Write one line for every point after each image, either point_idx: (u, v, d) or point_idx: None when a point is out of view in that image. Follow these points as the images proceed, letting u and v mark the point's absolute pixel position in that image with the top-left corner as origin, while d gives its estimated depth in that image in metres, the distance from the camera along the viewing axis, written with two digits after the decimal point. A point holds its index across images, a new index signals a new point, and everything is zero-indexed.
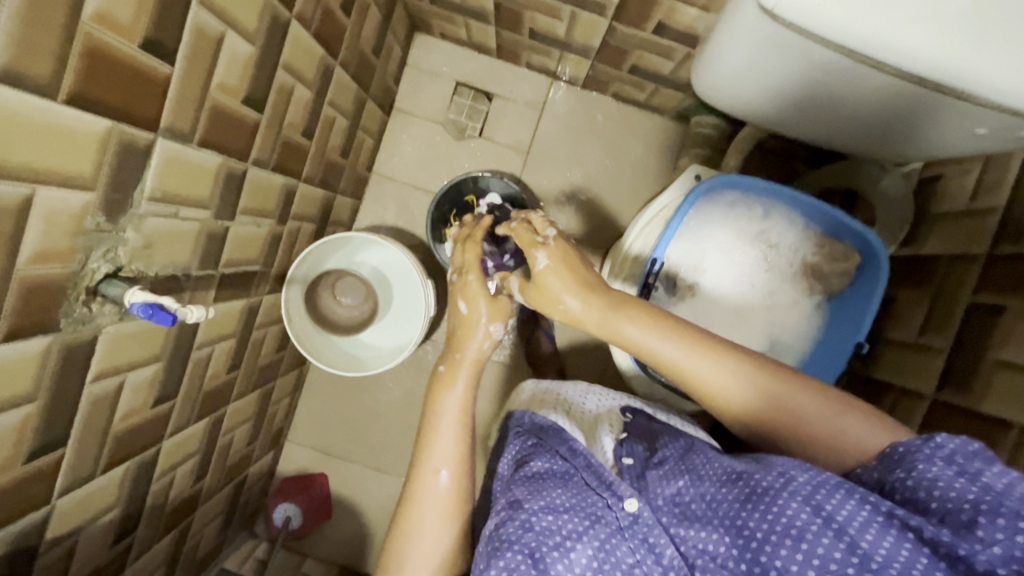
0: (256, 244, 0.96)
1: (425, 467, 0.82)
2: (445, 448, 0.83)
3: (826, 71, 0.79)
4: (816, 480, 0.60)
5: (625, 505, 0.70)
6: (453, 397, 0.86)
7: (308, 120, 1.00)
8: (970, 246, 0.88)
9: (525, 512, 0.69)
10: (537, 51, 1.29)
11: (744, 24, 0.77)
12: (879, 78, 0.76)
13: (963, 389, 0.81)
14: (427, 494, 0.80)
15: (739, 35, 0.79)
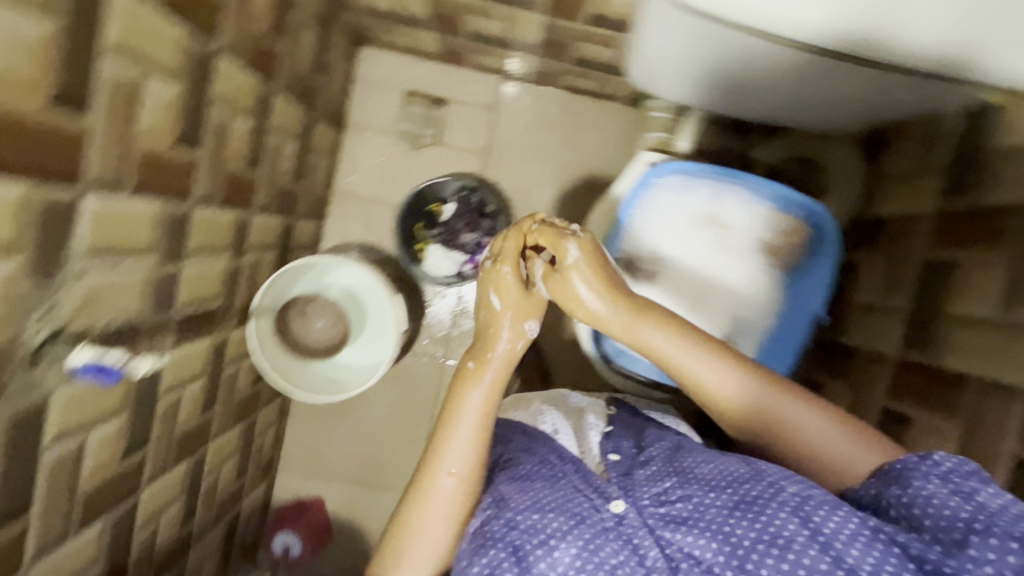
0: (213, 282, 0.95)
1: (433, 467, 0.77)
2: (457, 451, 0.76)
3: (757, 55, 0.78)
4: (804, 493, 0.63)
5: (610, 506, 0.69)
6: (473, 400, 0.78)
7: (251, 149, 0.98)
8: (917, 206, 0.90)
9: (511, 513, 0.70)
10: (482, 51, 1.28)
11: (664, 19, 0.76)
12: (808, 58, 0.75)
13: (925, 347, 0.82)
14: (432, 497, 0.76)
15: (661, 29, 0.78)
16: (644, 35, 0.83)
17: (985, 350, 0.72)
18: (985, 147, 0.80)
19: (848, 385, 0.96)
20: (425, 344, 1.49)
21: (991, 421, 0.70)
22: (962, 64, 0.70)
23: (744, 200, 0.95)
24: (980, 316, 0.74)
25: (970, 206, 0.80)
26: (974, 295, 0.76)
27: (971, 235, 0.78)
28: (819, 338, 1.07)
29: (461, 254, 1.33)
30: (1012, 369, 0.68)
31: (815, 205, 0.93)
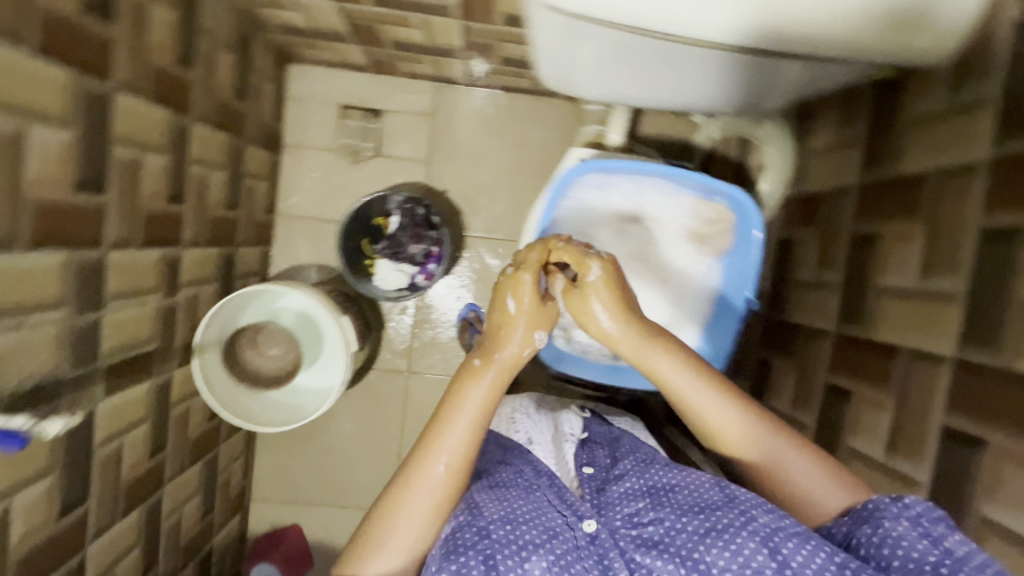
0: (146, 324, 0.93)
1: (426, 453, 0.70)
2: (455, 443, 0.70)
3: (657, 55, 0.74)
4: (775, 524, 0.64)
5: (583, 525, 0.69)
6: (473, 398, 0.72)
7: (172, 185, 0.96)
8: (844, 177, 0.90)
9: (482, 521, 0.67)
10: (410, 59, 1.26)
11: (548, 29, 0.71)
12: (709, 54, 0.71)
13: (856, 320, 0.82)
14: (420, 486, 0.69)
15: (550, 37, 0.73)
16: (567, 57, 0.78)
17: (909, 319, 0.73)
18: (901, 115, 0.80)
19: (795, 362, 0.96)
20: (387, 359, 1.47)
21: (916, 388, 0.70)
22: (869, 57, 0.68)
23: (666, 190, 0.95)
24: (905, 285, 0.74)
25: (891, 176, 0.80)
26: (896, 266, 0.76)
27: (891, 205, 0.79)
28: (766, 317, 1.07)
29: (410, 266, 1.32)
30: (937, 336, 0.68)
31: (729, 186, 0.89)
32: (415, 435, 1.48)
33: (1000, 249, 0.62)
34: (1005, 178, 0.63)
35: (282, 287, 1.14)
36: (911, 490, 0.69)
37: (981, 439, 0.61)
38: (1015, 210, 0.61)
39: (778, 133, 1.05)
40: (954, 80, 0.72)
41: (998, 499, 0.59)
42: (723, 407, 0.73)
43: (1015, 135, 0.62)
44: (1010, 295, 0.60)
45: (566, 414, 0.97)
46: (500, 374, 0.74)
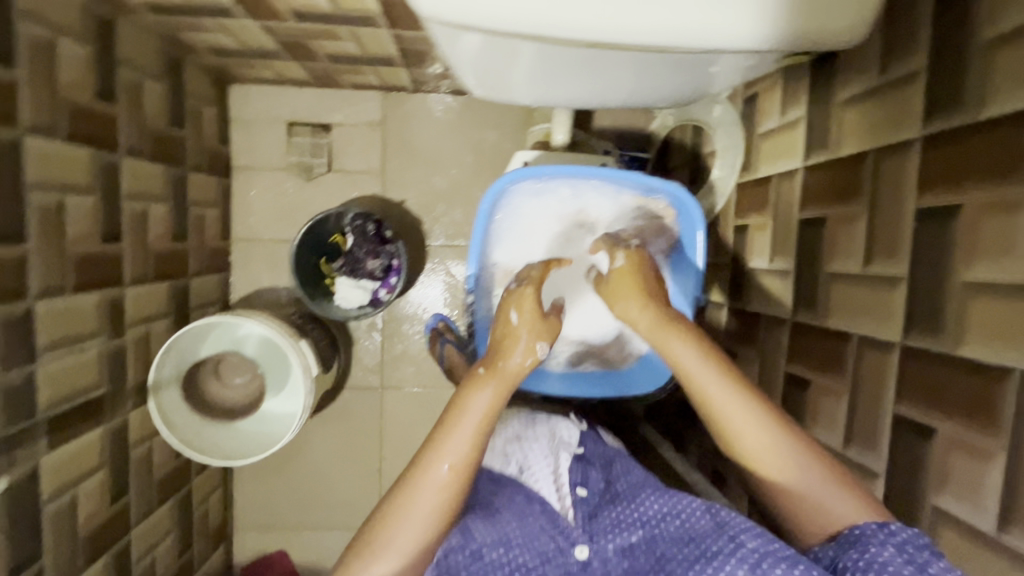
0: (89, 370, 0.91)
1: (433, 454, 0.67)
2: (460, 445, 0.68)
3: (576, 57, 0.70)
4: (764, 549, 0.61)
5: (575, 552, 0.67)
6: (476, 405, 0.69)
7: (103, 224, 0.93)
8: (789, 159, 0.87)
9: (476, 545, 0.66)
10: (349, 71, 1.22)
11: (455, 38, 0.67)
12: (627, 54, 0.67)
13: (809, 307, 0.80)
14: (424, 488, 0.66)
15: (459, 45, 0.69)
16: (511, 73, 0.77)
17: (857, 305, 0.71)
18: (835, 95, 0.77)
19: (757, 351, 0.93)
20: (358, 377, 1.44)
21: (868, 377, 0.68)
22: (772, 48, 0.64)
23: (604, 193, 0.88)
24: (851, 270, 0.72)
25: (830, 158, 0.78)
26: (842, 251, 0.74)
27: (834, 187, 0.76)
28: (731, 307, 1.03)
29: (370, 282, 1.29)
30: (886, 323, 0.66)
31: (663, 182, 0.85)
32: (394, 451, 1.46)
33: (937, 228, 0.60)
34: (935, 156, 0.60)
35: (240, 320, 1.10)
36: (869, 481, 0.67)
37: (932, 428, 0.59)
38: (949, 189, 0.58)
39: (728, 115, 1.03)
40: (881, 55, 0.69)
41: (948, 488, 0.57)
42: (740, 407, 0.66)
43: (941, 111, 0.60)
44: (949, 277, 0.58)
45: (564, 420, 0.89)
46: (501, 381, 0.72)
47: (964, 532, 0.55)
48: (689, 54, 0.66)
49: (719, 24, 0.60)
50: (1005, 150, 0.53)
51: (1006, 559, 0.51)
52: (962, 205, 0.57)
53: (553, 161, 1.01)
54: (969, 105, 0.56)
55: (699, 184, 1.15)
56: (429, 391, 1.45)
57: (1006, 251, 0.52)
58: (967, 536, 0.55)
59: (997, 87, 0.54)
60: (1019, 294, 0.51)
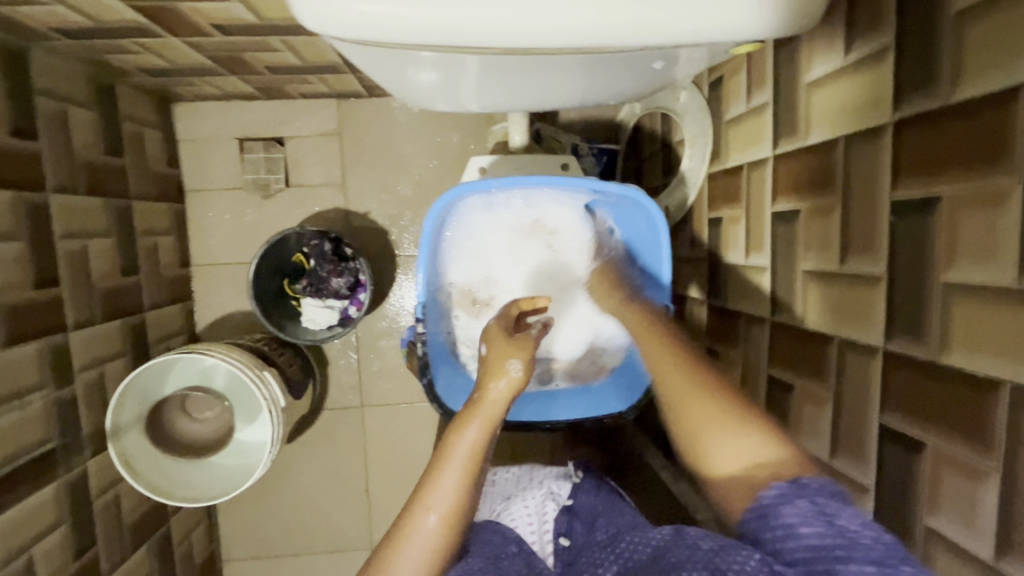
0: (32, 425, 0.87)
1: (419, 503, 0.61)
2: (448, 487, 0.62)
3: (515, 59, 0.60)
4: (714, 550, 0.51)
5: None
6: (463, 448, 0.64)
7: (31, 270, 0.88)
8: (759, 148, 0.80)
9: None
10: (294, 81, 1.15)
11: (369, 50, 0.57)
12: (574, 54, 0.57)
13: (788, 305, 0.75)
14: (409, 542, 0.59)
15: (378, 56, 0.59)
16: (449, 83, 0.68)
17: (839, 305, 0.65)
18: (800, 77, 0.71)
19: (740, 350, 0.87)
20: (337, 398, 1.37)
21: (852, 383, 0.63)
22: (716, 42, 0.53)
23: (557, 200, 0.87)
24: (828, 267, 0.66)
25: (799, 147, 0.71)
26: (819, 247, 0.68)
27: (807, 176, 0.70)
28: (711, 305, 0.96)
29: (337, 301, 1.23)
30: (868, 326, 0.60)
31: (619, 186, 0.80)
32: (382, 472, 1.39)
33: (914, 222, 0.54)
34: (909, 143, 0.54)
35: (203, 355, 1.02)
36: (859, 494, 0.62)
37: (919, 441, 0.54)
38: (925, 180, 0.53)
39: (694, 101, 0.97)
40: (846, 33, 0.63)
41: (940, 506, 0.52)
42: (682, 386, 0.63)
43: (911, 93, 0.54)
44: (929, 278, 0.53)
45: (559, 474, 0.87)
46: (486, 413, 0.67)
47: (957, 554, 0.51)
48: (642, 51, 0.57)
49: (732, 12, 0.50)
50: (985, 135, 0.47)
51: None
52: (940, 198, 0.51)
53: (509, 167, 0.96)
54: (941, 88, 0.51)
55: (669, 174, 1.09)
56: (412, 407, 1.39)
57: (990, 251, 0.47)
58: (963, 559, 0.50)
59: (970, 66, 0.48)
60: (1004, 300, 0.46)
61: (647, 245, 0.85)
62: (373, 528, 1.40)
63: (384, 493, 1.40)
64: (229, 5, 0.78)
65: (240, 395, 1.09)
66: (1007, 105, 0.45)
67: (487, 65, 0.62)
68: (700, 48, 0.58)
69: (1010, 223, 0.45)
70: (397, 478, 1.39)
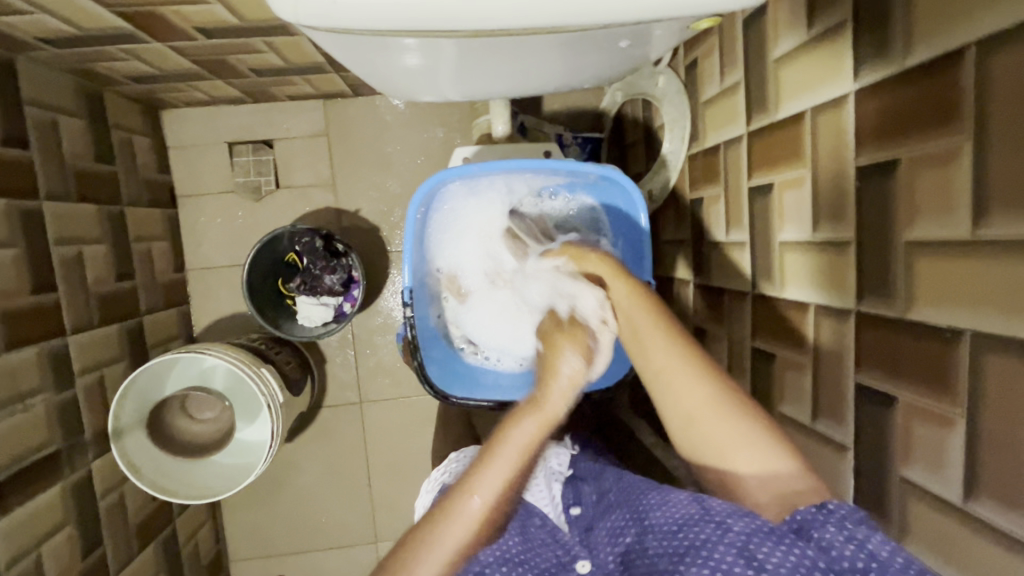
0: (35, 428, 0.89)
1: (467, 484, 0.64)
2: (498, 475, 0.64)
3: (488, 42, 0.62)
4: (751, 528, 0.54)
5: (576, 566, 0.66)
6: (517, 441, 0.66)
7: (28, 277, 0.90)
8: (733, 126, 0.83)
9: (479, 565, 0.64)
10: (279, 83, 1.17)
11: (346, 39, 0.59)
12: (542, 35, 0.59)
13: (767, 278, 0.77)
14: (455, 526, 0.62)
15: (355, 45, 0.61)
16: (427, 71, 0.70)
17: (814, 272, 0.67)
18: (768, 55, 0.73)
19: (726, 327, 0.88)
20: (336, 394, 1.38)
21: (830, 348, 0.65)
22: (679, 19, 0.55)
23: (538, 187, 0.91)
24: (803, 238, 0.68)
25: (770, 123, 0.73)
26: (793, 218, 0.70)
27: (778, 151, 0.72)
28: (696, 285, 0.98)
29: (332, 297, 1.25)
30: (841, 290, 0.62)
31: (597, 166, 0.84)
32: (382, 466, 1.41)
33: (878, 186, 0.56)
34: (870, 108, 0.57)
35: (201, 354, 1.04)
36: (839, 454, 0.64)
37: (893, 396, 0.56)
38: (885, 144, 0.55)
39: (672, 86, 1.00)
40: (808, 8, 0.65)
41: (913, 457, 0.54)
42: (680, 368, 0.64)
43: (870, 62, 0.56)
44: (893, 238, 0.55)
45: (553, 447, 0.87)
46: (544, 415, 0.68)
47: (931, 501, 0.53)
48: (608, 30, 0.59)
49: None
50: (939, 95, 0.49)
51: (977, 529, 0.49)
52: (900, 159, 0.53)
53: (493, 154, 1.00)
54: (896, 54, 0.53)
55: (650, 160, 1.11)
56: (410, 401, 1.40)
57: (947, 208, 0.49)
58: (936, 507, 0.52)
59: (921, 33, 0.51)
60: (961, 253, 0.48)
61: (624, 227, 0.89)
62: (377, 523, 1.41)
63: (385, 486, 1.41)
64: (209, 7, 0.80)
65: (244, 401, 1.11)
66: (956, 65, 0.47)
67: (463, 48, 0.64)
68: (664, 26, 0.60)
69: (963, 179, 0.47)
70: (397, 471, 1.41)
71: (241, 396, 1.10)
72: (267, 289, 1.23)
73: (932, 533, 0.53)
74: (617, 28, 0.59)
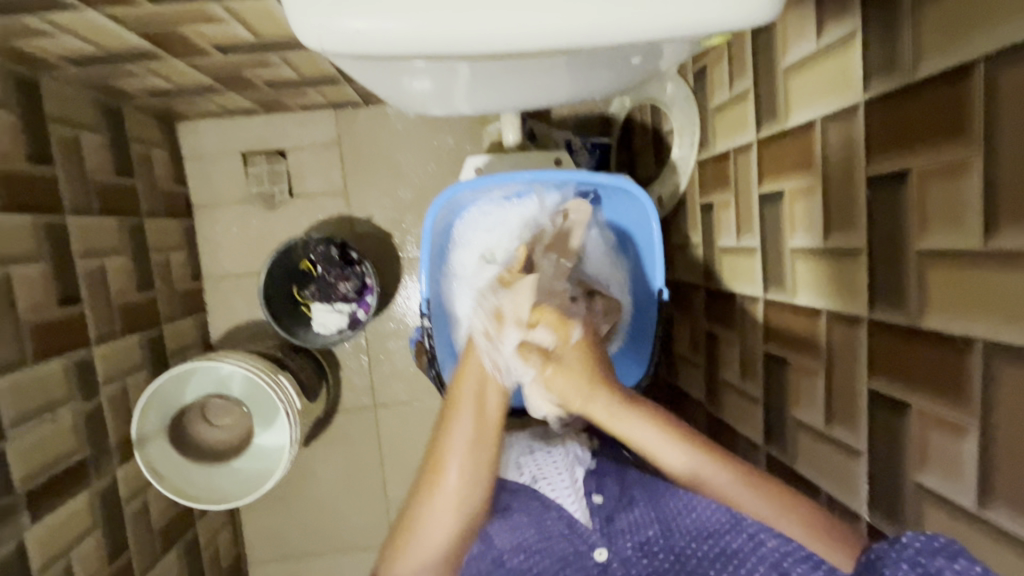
0: (63, 437, 0.91)
1: (436, 460, 0.69)
2: (459, 442, 0.70)
3: (503, 63, 0.63)
4: (784, 548, 0.61)
5: (595, 555, 0.66)
6: (462, 426, 0.71)
7: (54, 290, 0.92)
8: (743, 134, 0.83)
9: (496, 552, 0.69)
10: (293, 94, 1.19)
11: (362, 63, 0.61)
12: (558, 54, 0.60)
13: (778, 283, 0.77)
14: (434, 500, 0.68)
15: (372, 69, 0.63)
16: (444, 91, 0.71)
17: (825, 279, 0.67)
18: (777, 62, 0.74)
19: (737, 332, 0.89)
20: (350, 399, 1.40)
21: (844, 355, 0.65)
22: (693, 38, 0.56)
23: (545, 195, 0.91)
24: (813, 244, 0.69)
25: (780, 131, 0.74)
26: (803, 226, 0.71)
27: (787, 160, 0.73)
28: (706, 288, 1.00)
29: (346, 304, 1.26)
30: (853, 297, 0.63)
31: (612, 177, 0.85)
32: (396, 468, 1.43)
33: (888, 195, 0.57)
34: (880, 120, 0.57)
35: (219, 363, 1.05)
36: (853, 458, 0.65)
37: (906, 403, 0.57)
38: (896, 155, 0.56)
39: (680, 93, 1.00)
40: (817, 17, 0.66)
41: (928, 463, 0.55)
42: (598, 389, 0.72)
43: (879, 74, 0.57)
44: (905, 247, 0.55)
45: (575, 432, 0.85)
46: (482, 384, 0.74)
47: (946, 507, 0.54)
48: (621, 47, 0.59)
49: (745, 5, 0.51)
50: (950, 107, 0.49)
51: (991, 534, 0.50)
52: (910, 170, 0.54)
53: (504, 165, 1.01)
54: (905, 66, 0.54)
55: (660, 164, 1.12)
56: (423, 405, 1.42)
57: (957, 218, 0.50)
58: (950, 511, 0.53)
59: (931, 45, 0.51)
60: (973, 263, 0.48)
61: (638, 233, 0.92)
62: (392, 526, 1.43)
63: (400, 489, 1.43)
64: (228, 26, 0.82)
65: (262, 414, 1.13)
66: (966, 80, 0.48)
67: (478, 70, 0.65)
68: (675, 42, 0.61)
69: (974, 190, 0.48)
70: (411, 473, 1.43)
71: (259, 408, 1.13)
72: (282, 297, 1.25)
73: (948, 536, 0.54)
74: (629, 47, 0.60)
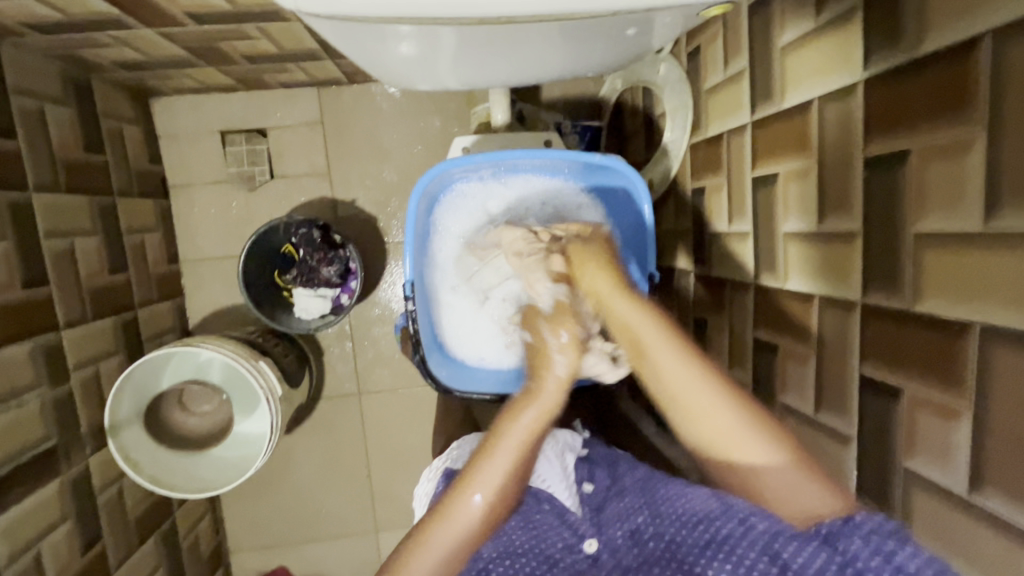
0: (31, 423, 0.88)
1: (468, 480, 0.66)
2: (495, 476, 0.67)
3: (489, 28, 0.60)
4: (774, 529, 0.57)
5: (584, 547, 0.66)
6: (518, 435, 0.67)
7: (18, 271, 0.88)
8: (737, 114, 0.82)
9: (482, 562, 0.66)
10: (273, 70, 1.14)
11: (340, 25, 0.58)
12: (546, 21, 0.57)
13: (770, 268, 0.76)
14: (453, 518, 0.65)
15: (352, 33, 0.60)
16: (428, 59, 0.68)
17: (817, 264, 0.66)
18: (774, 42, 0.72)
19: (727, 317, 0.88)
20: (333, 385, 1.38)
21: (834, 339, 0.64)
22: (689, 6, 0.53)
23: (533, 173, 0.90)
24: (807, 228, 0.68)
25: (774, 113, 0.73)
26: (796, 209, 0.70)
27: (782, 142, 0.72)
28: (697, 274, 0.98)
29: (329, 289, 1.23)
30: (844, 281, 0.62)
31: (604, 156, 0.85)
32: (380, 455, 1.41)
33: (885, 176, 0.56)
34: (879, 99, 0.56)
35: (197, 349, 1.01)
36: (841, 444, 0.65)
37: (898, 388, 0.56)
38: (895, 136, 0.54)
39: (673, 74, 0.99)
40: None
41: (917, 448, 0.55)
42: (689, 381, 0.62)
43: (880, 51, 0.56)
44: (901, 230, 0.54)
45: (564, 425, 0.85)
46: (542, 403, 0.68)
47: (935, 493, 0.53)
48: (611, 16, 0.57)
49: None
50: (953, 84, 0.48)
51: (981, 519, 0.49)
52: (909, 150, 0.53)
53: (492, 144, 0.98)
54: (908, 41, 0.52)
55: (652, 147, 1.09)
56: (407, 392, 1.39)
57: (956, 200, 0.48)
58: (940, 497, 0.53)
59: (936, 20, 0.50)
60: (972, 247, 0.47)
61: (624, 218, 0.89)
62: (377, 514, 1.42)
63: (384, 475, 1.41)
64: None
65: (244, 398, 1.09)
66: (970, 57, 0.46)
67: (462, 36, 0.62)
68: (668, 13, 0.59)
69: (974, 170, 0.47)
70: (395, 461, 1.41)
71: (241, 392, 1.09)
72: (262, 281, 1.21)
73: (937, 523, 0.53)
74: (623, 16, 0.57)
